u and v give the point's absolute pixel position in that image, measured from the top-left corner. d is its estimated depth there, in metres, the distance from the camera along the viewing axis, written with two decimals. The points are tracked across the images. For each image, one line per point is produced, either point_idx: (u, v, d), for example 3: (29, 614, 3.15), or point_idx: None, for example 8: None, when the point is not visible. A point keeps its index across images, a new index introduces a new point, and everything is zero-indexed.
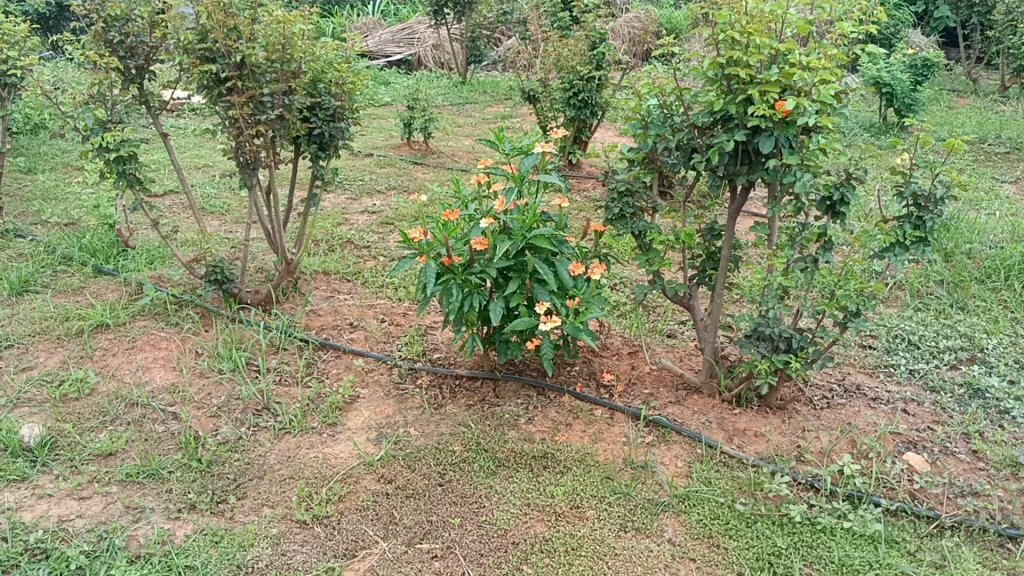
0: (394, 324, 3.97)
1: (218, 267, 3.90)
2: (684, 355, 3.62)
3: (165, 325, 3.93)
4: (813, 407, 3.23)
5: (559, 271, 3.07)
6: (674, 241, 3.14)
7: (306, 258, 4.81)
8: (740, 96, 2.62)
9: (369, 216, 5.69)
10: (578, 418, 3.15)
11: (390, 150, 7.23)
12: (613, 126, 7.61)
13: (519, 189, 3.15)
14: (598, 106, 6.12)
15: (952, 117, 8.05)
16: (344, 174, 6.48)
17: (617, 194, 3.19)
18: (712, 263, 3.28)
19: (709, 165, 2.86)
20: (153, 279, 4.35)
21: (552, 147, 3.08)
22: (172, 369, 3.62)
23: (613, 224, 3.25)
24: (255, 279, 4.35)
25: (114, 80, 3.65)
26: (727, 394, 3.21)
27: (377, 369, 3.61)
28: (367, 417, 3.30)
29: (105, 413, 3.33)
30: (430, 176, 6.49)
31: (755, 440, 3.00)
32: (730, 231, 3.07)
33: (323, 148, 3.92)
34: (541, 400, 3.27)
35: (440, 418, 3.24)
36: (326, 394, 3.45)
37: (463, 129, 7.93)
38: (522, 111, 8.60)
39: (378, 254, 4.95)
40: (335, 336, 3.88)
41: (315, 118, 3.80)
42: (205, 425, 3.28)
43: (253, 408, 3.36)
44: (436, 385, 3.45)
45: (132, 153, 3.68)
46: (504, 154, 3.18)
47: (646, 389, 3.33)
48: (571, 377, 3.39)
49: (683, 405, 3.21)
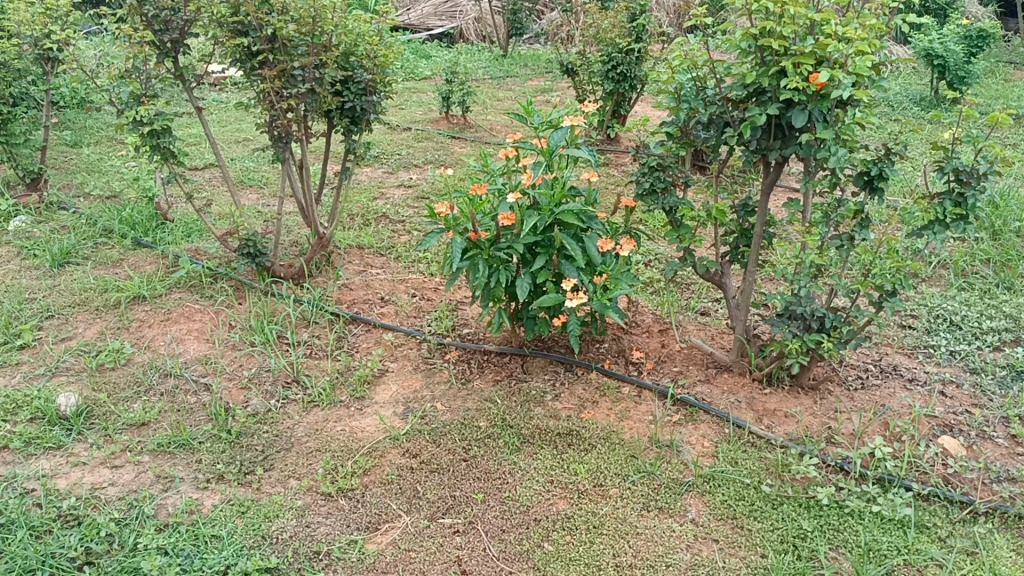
0: (426, 299, 3.98)
1: (251, 241, 3.92)
2: (716, 332, 3.56)
3: (200, 297, 3.99)
4: (847, 388, 3.15)
5: (587, 247, 3.03)
6: (705, 217, 3.08)
7: (341, 232, 4.84)
8: (773, 68, 2.54)
9: (405, 190, 5.69)
10: (606, 395, 3.12)
11: (428, 124, 7.21)
12: (654, 100, 7.50)
13: (548, 164, 3.11)
14: (637, 79, 6.03)
15: (1008, 91, 7.78)
16: (382, 148, 6.49)
17: (647, 168, 3.13)
18: (745, 240, 3.21)
19: (741, 139, 2.78)
20: (190, 252, 4.41)
21: (581, 120, 3.03)
22: (205, 341, 3.67)
23: (643, 199, 3.19)
24: (289, 253, 4.38)
25: (149, 54, 3.66)
26: (757, 373, 3.15)
27: (407, 344, 3.63)
28: (395, 391, 3.32)
29: (139, 383, 3.41)
30: (468, 150, 6.47)
31: (784, 421, 2.95)
32: (764, 207, 3.00)
33: (355, 122, 3.93)
34: (568, 376, 3.25)
35: (467, 394, 3.24)
36: (354, 367, 3.48)
37: (503, 102, 7.88)
38: (562, 84, 8.53)
39: (413, 229, 4.95)
40: (366, 310, 3.90)
41: (348, 92, 3.81)
42: (236, 397, 3.32)
43: (283, 380, 3.40)
44: (464, 360, 3.45)
45: (166, 127, 3.70)
46: (533, 128, 3.13)
47: (675, 367, 3.29)
48: (600, 354, 3.36)
49: (712, 383, 3.16)
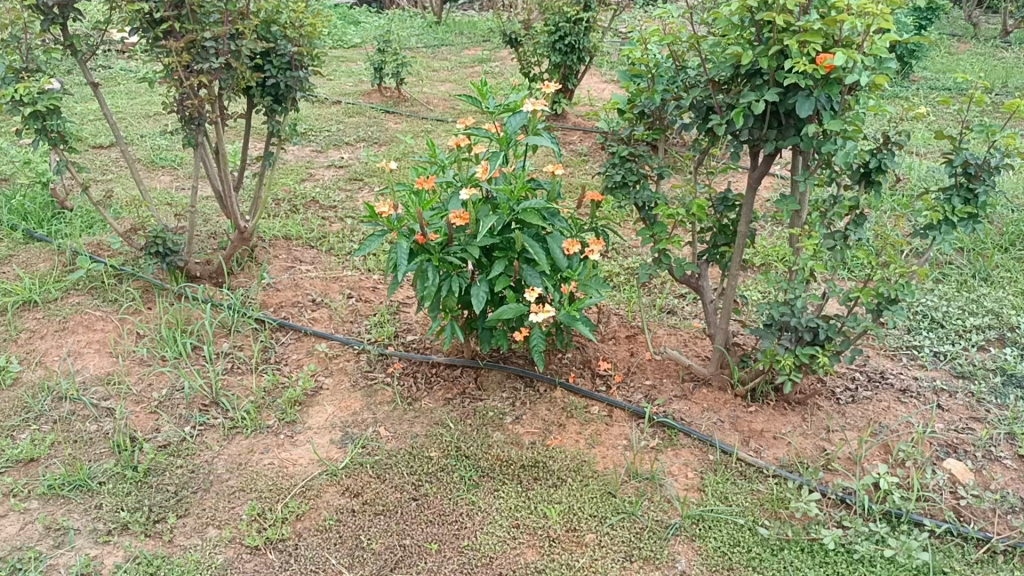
0: (363, 301, 3.55)
1: (159, 239, 3.41)
2: (688, 337, 3.23)
3: (101, 302, 3.47)
4: (836, 402, 2.84)
5: (551, 250, 2.63)
6: (683, 214, 2.72)
7: (265, 220, 4.35)
8: (773, 47, 2.16)
9: (336, 171, 5.21)
10: (573, 417, 2.76)
11: (360, 97, 6.71)
12: (599, 74, 7.13)
13: (505, 154, 2.69)
14: (585, 51, 5.63)
15: (955, 64, 7.60)
16: (310, 123, 5.97)
17: (617, 159, 2.74)
18: (724, 238, 2.86)
19: (730, 128, 2.41)
20: (92, 246, 3.87)
21: (545, 104, 2.62)
22: (108, 355, 3.17)
23: (612, 192, 2.81)
24: (207, 247, 3.88)
25: (31, 20, 3.10)
26: (740, 388, 2.81)
27: (343, 355, 3.20)
28: (331, 413, 2.89)
29: (28, 409, 2.91)
30: (404, 126, 6.00)
31: (774, 444, 2.63)
32: (750, 204, 2.65)
33: (278, 101, 3.45)
34: (529, 394, 2.88)
35: (414, 416, 2.84)
36: (284, 385, 3.04)
37: (439, 73, 7.41)
38: (502, 54, 8.09)
39: (345, 216, 4.49)
40: (294, 314, 3.45)
41: (270, 66, 3.32)
42: (144, 424, 2.86)
43: (199, 403, 2.95)
44: (409, 375, 3.04)
45: (53, 107, 3.13)
46: (487, 113, 2.71)
47: (647, 381, 2.94)
48: (563, 366, 3.00)
49: (690, 400, 2.83)
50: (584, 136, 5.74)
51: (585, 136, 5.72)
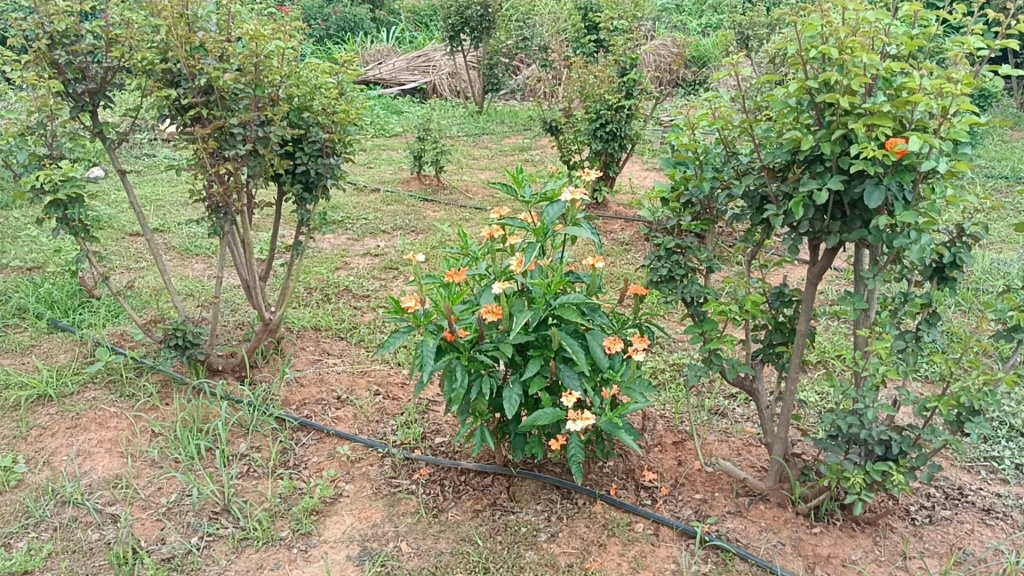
0: (390, 398, 3.34)
1: (179, 331, 3.26)
2: (742, 444, 2.95)
3: (117, 397, 3.31)
4: (912, 523, 2.53)
5: (592, 350, 2.41)
6: (736, 311, 2.49)
7: (295, 310, 4.20)
8: (837, 131, 1.97)
9: (371, 259, 5.08)
10: (615, 535, 2.48)
11: (399, 184, 6.64)
12: (641, 162, 7.01)
13: (542, 245, 2.50)
14: (627, 139, 5.52)
15: (1011, 152, 7.36)
16: (347, 211, 5.90)
17: (663, 251, 2.54)
18: (781, 337, 2.62)
19: (788, 219, 2.20)
20: (114, 337, 3.73)
21: (585, 192, 2.43)
22: (118, 456, 2.99)
23: (657, 287, 2.60)
24: (231, 338, 3.73)
25: (60, 108, 3.03)
26: (802, 505, 2.52)
27: (366, 459, 2.98)
28: (350, 525, 2.66)
29: (28, 515, 2.72)
30: (441, 214, 5.90)
31: (843, 573, 2.33)
32: (808, 303, 2.44)
33: (308, 189, 3.32)
34: (566, 508, 2.61)
35: (439, 531, 2.59)
36: (301, 492, 2.82)
37: (479, 161, 7.36)
38: (543, 142, 8.05)
39: (377, 306, 4.32)
40: (317, 413, 3.24)
41: (301, 153, 3.21)
42: (149, 534, 2.65)
43: (209, 510, 2.74)
44: (436, 483, 2.80)
45: (76, 194, 3.03)
46: (523, 202, 2.52)
47: (697, 494, 2.66)
48: (603, 477, 2.74)
49: (746, 517, 2.54)
50: (626, 224, 5.57)
51: (627, 225, 5.54)
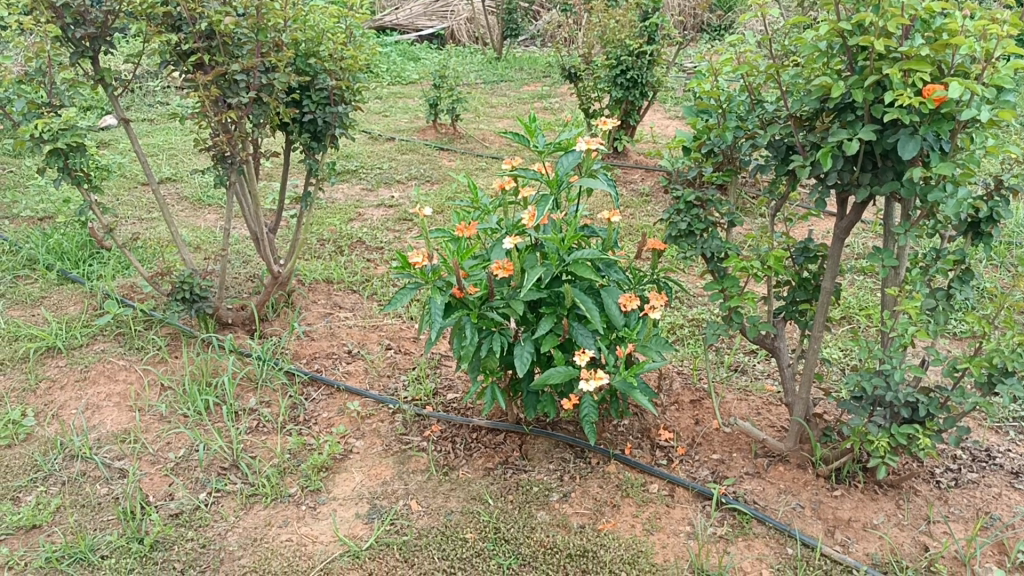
0: (402, 353, 3.28)
1: (187, 284, 3.20)
2: (761, 403, 2.87)
3: (126, 350, 3.27)
4: (937, 486, 2.44)
5: (606, 307, 2.32)
6: (759, 267, 2.39)
7: (307, 262, 4.14)
8: (871, 77, 1.85)
9: (385, 210, 4.99)
10: (629, 496, 2.42)
11: (414, 133, 6.52)
12: (662, 111, 6.83)
13: (556, 198, 2.39)
14: (648, 86, 5.35)
15: None
16: (362, 160, 5.80)
17: (683, 204, 2.43)
18: (804, 294, 2.52)
19: (815, 171, 2.09)
20: (124, 289, 3.69)
21: (600, 142, 2.32)
22: (127, 410, 2.96)
23: (676, 241, 2.51)
24: (242, 291, 3.68)
25: (59, 53, 2.93)
26: (822, 467, 2.45)
27: (376, 414, 2.93)
28: (359, 482, 2.61)
29: (37, 469, 2.70)
30: (457, 163, 5.78)
31: (865, 537, 2.25)
32: (835, 258, 2.32)
33: (316, 138, 3.23)
34: (579, 467, 2.55)
35: (450, 489, 2.54)
36: (311, 448, 2.78)
37: (497, 109, 7.21)
38: (562, 90, 7.86)
39: (390, 259, 4.24)
40: (328, 367, 3.19)
41: (308, 101, 3.11)
42: (157, 489, 2.62)
43: (217, 466, 2.70)
44: (447, 440, 2.75)
45: (79, 144, 2.94)
46: (536, 152, 2.41)
47: (714, 455, 2.59)
48: (618, 436, 2.67)
49: (764, 479, 2.47)
50: (646, 175, 5.43)
51: (647, 176, 5.40)
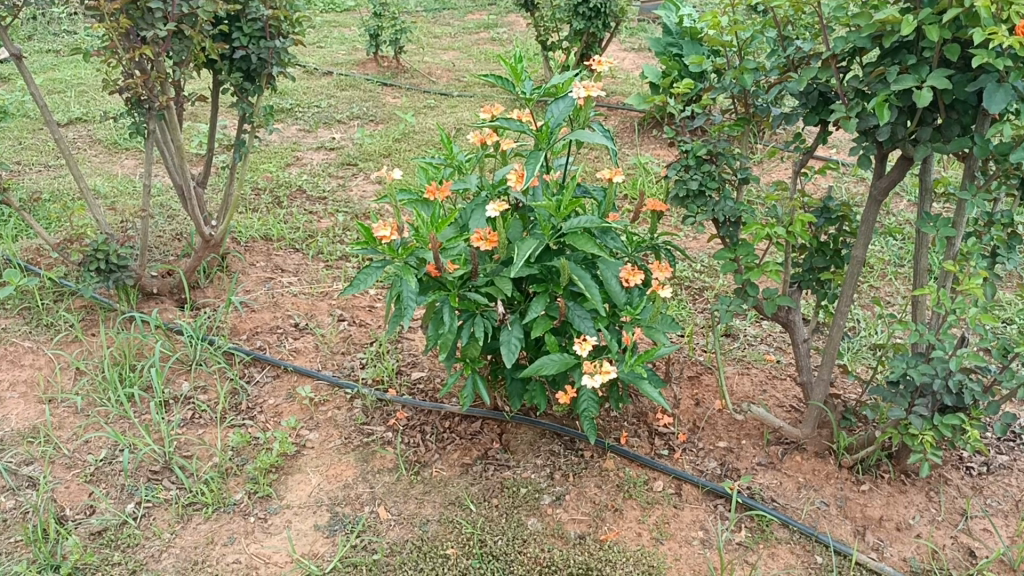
0: (357, 325, 2.89)
1: (101, 252, 2.73)
2: (764, 378, 2.58)
3: (33, 329, 2.81)
4: (968, 474, 2.19)
5: (607, 284, 1.98)
6: (780, 233, 2.06)
7: (242, 216, 3.69)
8: (951, 11, 1.50)
9: (326, 153, 4.53)
10: (631, 498, 2.12)
11: (354, 67, 5.99)
12: (619, 43, 6.42)
13: (546, 153, 2.01)
14: (612, 16, 4.91)
15: None
16: (297, 97, 5.28)
17: (693, 160, 2.08)
18: (824, 261, 2.22)
19: (862, 124, 1.76)
20: (27, 253, 3.20)
21: (601, 88, 1.94)
22: (36, 402, 2.53)
23: (681, 203, 2.16)
24: (169, 254, 3.23)
25: None
26: (846, 457, 2.18)
27: (331, 400, 2.56)
28: (317, 484, 2.25)
29: None
30: (402, 100, 5.31)
31: (899, 539, 1.99)
32: (869, 223, 2.00)
33: (250, 78, 2.77)
34: (571, 461, 2.23)
35: (424, 492, 2.20)
36: (258, 443, 2.40)
37: (443, 40, 6.70)
38: (510, 19, 7.36)
39: (336, 211, 3.81)
40: (273, 344, 2.79)
41: (239, 33, 2.64)
42: (74, 501, 2.22)
43: (147, 471, 2.30)
44: (415, 431, 2.40)
45: None
46: (522, 98, 2.02)
47: (721, 442, 2.30)
48: (611, 423, 2.36)
49: (780, 472, 2.19)
50: (609, 114, 5.05)
51: (610, 115, 5.03)
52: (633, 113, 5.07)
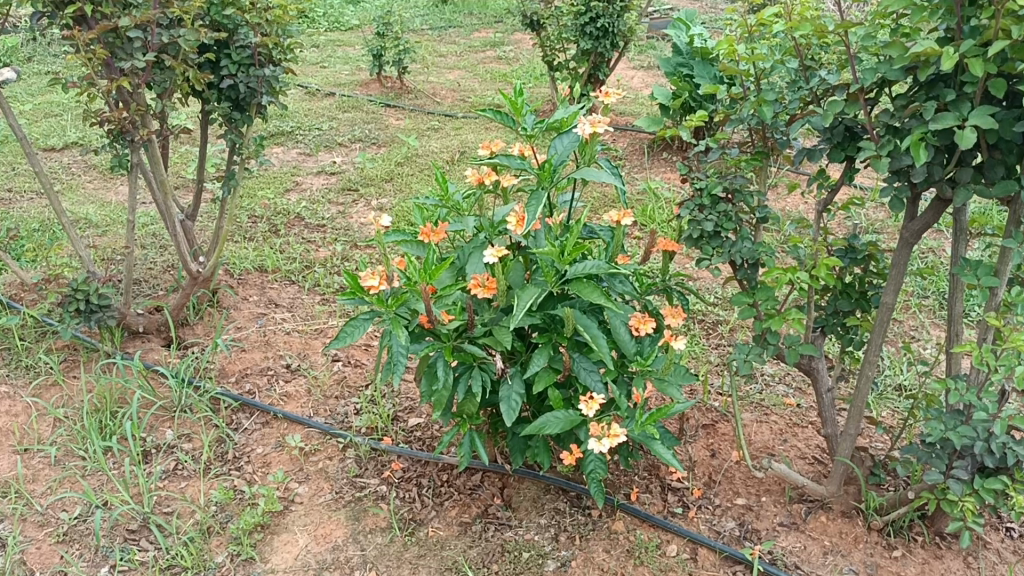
0: (353, 366, 2.75)
1: (81, 292, 2.59)
2: (785, 426, 2.42)
3: (12, 371, 2.68)
4: (1009, 537, 2.02)
5: (615, 334, 1.82)
6: (803, 278, 1.90)
7: (237, 246, 3.55)
8: (997, 44, 1.35)
9: (326, 178, 4.40)
10: (642, 564, 1.96)
11: (357, 87, 5.88)
12: (628, 62, 6.29)
13: (549, 192, 1.86)
14: (620, 35, 4.78)
15: None
16: (298, 120, 5.16)
17: (708, 198, 1.92)
18: (850, 305, 2.05)
19: (894, 162, 1.60)
20: (10, 288, 3.07)
21: (608, 123, 1.79)
22: (10, 453, 2.39)
23: (695, 243, 2.00)
24: (158, 289, 3.09)
25: None
26: (875, 519, 2.01)
27: (322, 449, 2.40)
28: (304, 546, 2.09)
29: None
30: (406, 122, 5.18)
31: None
32: (900, 267, 1.84)
33: (239, 107, 2.63)
34: (577, 522, 2.07)
35: (418, 555, 2.04)
36: (243, 498, 2.25)
37: (448, 59, 6.58)
38: (517, 37, 7.25)
39: (335, 240, 3.67)
40: (262, 387, 2.64)
41: (227, 61, 2.50)
42: (45, 564, 2.07)
43: (124, 530, 2.15)
44: (410, 486, 2.25)
45: None
46: (523, 134, 1.87)
47: (740, 499, 2.13)
48: (621, 477, 2.20)
49: (804, 534, 2.02)
50: (618, 135, 4.91)
51: (619, 137, 4.88)
52: (642, 134, 4.92)
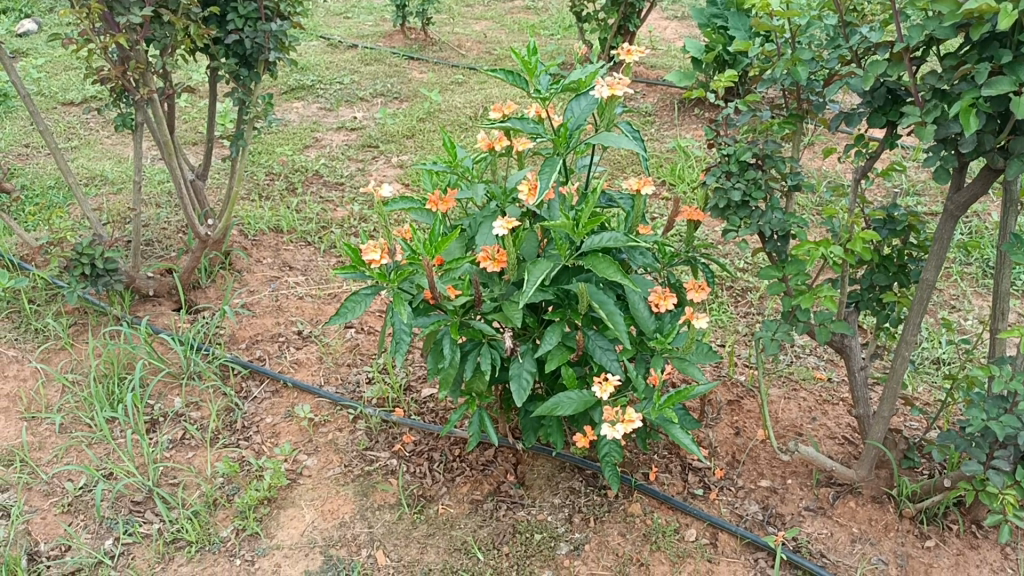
0: (366, 333, 2.67)
1: (87, 255, 2.52)
2: (814, 404, 2.30)
3: (20, 336, 2.63)
4: None
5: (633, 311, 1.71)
6: (838, 251, 1.77)
7: (252, 206, 3.47)
8: None
9: (346, 134, 4.29)
10: (659, 549, 1.87)
11: (380, 39, 5.72)
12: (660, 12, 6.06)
13: (564, 158, 1.73)
14: None
15: None
16: (319, 73, 5.03)
17: (737, 165, 1.79)
18: (887, 279, 1.92)
19: (941, 129, 1.46)
20: (21, 249, 3.01)
21: (627, 85, 1.66)
22: (16, 420, 2.35)
23: (722, 213, 1.87)
24: (169, 250, 3.02)
25: None
26: (908, 506, 1.90)
27: (332, 420, 2.34)
28: (310, 521, 2.03)
29: None
30: (429, 75, 5.04)
31: None
32: (943, 241, 1.70)
33: (246, 64, 2.52)
34: (593, 503, 1.99)
35: (427, 534, 1.97)
36: (250, 469, 2.19)
37: (475, 9, 6.38)
38: None
39: (352, 199, 3.58)
40: (273, 354, 2.58)
41: (232, 15, 2.38)
42: (49, 535, 2.03)
43: (128, 501, 2.11)
44: (421, 460, 2.17)
45: None
46: (536, 96, 1.75)
47: (764, 481, 2.04)
48: (639, 456, 2.11)
49: (832, 520, 1.92)
50: (647, 90, 4.73)
51: (648, 91, 4.70)
52: (673, 89, 4.74)
